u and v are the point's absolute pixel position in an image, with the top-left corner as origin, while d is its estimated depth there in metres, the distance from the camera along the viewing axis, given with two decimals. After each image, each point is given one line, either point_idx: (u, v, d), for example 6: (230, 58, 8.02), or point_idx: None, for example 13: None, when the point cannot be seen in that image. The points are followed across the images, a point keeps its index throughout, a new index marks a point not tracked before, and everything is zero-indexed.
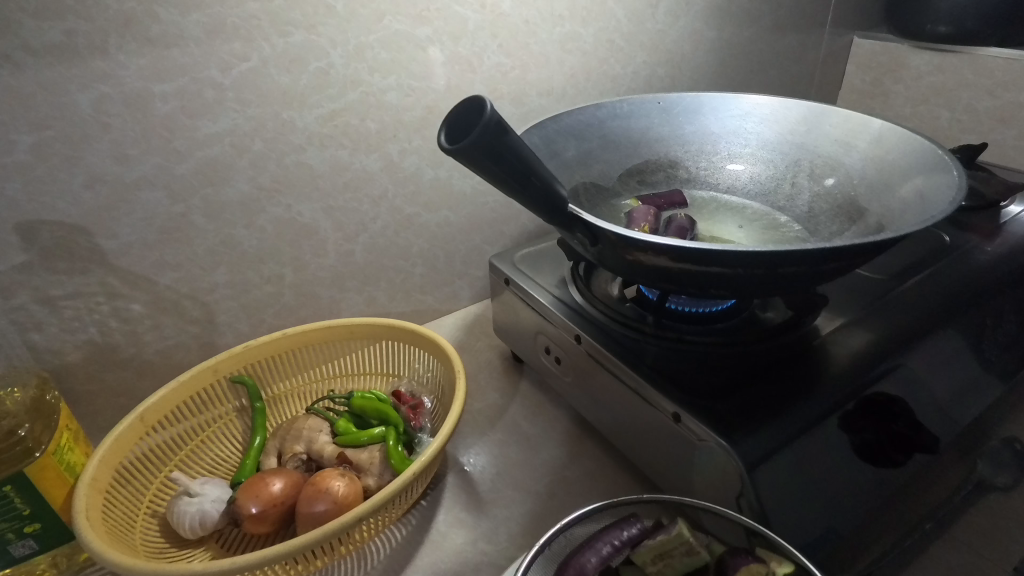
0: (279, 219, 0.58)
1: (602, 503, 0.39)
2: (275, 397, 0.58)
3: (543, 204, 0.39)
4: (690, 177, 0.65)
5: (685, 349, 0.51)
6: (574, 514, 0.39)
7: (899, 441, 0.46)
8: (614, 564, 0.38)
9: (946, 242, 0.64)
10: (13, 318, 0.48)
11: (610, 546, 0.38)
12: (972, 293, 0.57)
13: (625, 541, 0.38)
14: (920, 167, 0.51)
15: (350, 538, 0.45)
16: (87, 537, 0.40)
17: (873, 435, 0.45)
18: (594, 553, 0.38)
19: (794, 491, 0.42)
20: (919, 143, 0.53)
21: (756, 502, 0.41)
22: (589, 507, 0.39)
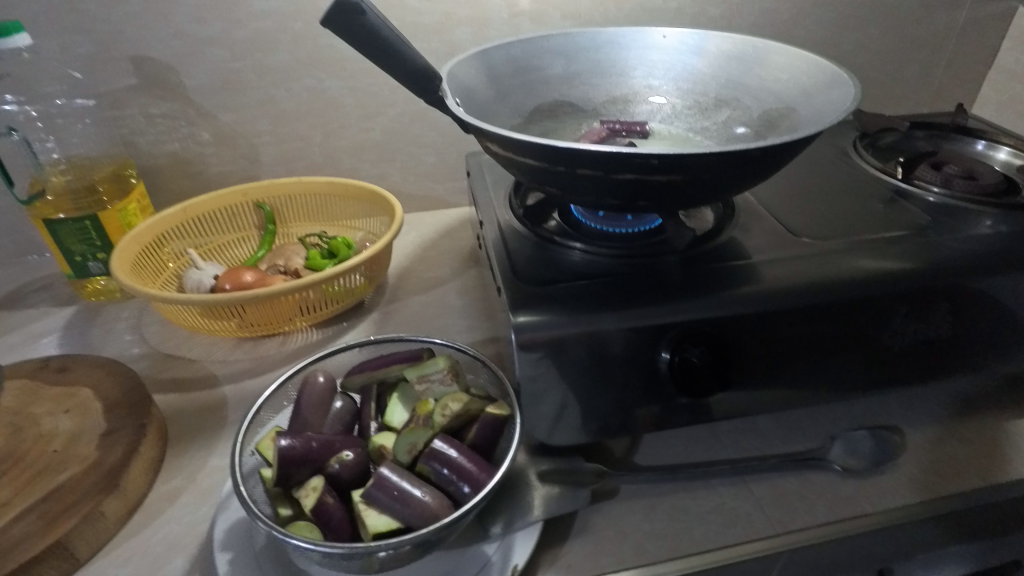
0: (311, 88, 0.73)
1: (406, 336, 0.52)
2: (286, 227, 0.76)
3: (407, 77, 0.48)
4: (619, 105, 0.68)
5: (553, 250, 0.55)
6: (388, 336, 0.52)
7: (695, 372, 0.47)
8: (393, 375, 0.49)
9: (929, 223, 0.56)
10: (125, 122, 0.71)
11: (394, 360, 0.49)
12: (903, 273, 0.51)
13: (405, 360, 0.49)
14: (835, 104, 0.50)
15: (268, 317, 0.61)
16: (114, 262, 0.61)
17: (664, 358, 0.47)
18: (381, 361, 0.50)
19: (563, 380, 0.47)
20: (829, 67, 0.54)
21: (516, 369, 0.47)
22: (401, 337, 0.52)
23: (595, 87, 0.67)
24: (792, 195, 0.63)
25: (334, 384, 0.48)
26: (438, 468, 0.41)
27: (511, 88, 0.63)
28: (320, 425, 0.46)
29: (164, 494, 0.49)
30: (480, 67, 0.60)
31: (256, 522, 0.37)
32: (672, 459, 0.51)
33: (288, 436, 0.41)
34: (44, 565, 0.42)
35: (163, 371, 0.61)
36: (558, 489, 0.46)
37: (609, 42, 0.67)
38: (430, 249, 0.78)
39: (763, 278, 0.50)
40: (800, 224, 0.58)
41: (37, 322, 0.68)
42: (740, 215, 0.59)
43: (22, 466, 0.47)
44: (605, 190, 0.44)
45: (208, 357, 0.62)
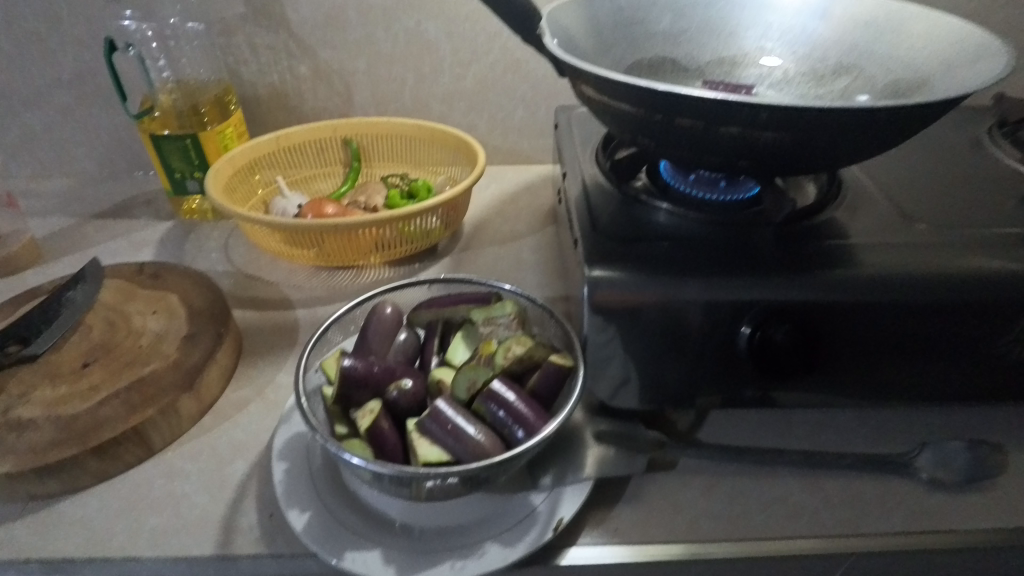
0: (409, 30, 0.73)
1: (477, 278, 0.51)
2: (370, 167, 0.77)
3: (508, 14, 0.47)
4: (723, 66, 0.63)
5: (638, 209, 0.52)
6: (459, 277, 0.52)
7: (775, 351, 0.44)
8: (460, 315, 0.49)
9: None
10: (233, 50, 0.73)
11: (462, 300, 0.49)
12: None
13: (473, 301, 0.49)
14: (983, 71, 0.44)
15: (344, 249, 0.62)
16: (209, 180, 0.63)
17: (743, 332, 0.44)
18: (449, 300, 0.50)
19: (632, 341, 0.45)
20: (973, 35, 0.49)
21: (584, 323, 0.45)
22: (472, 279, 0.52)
23: (701, 47, 0.63)
24: (909, 179, 0.57)
25: (401, 316, 0.49)
26: (495, 409, 0.40)
27: (612, 39, 0.60)
28: (384, 353, 0.46)
29: (233, 402, 0.51)
30: (583, 12, 0.57)
31: (314, 433, 0.38)
32: (738, 441, 0.48)
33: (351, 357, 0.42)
34: (123, 448, 0.45)
35: (243, 289, 0.63)
36: (613, 453, 0.44)
37: (724, 1, 0.63)
38: (509, 204, 0.77)
39: (866, 262, 0.46)
40: (916, 210, 0.52)
41: (138, 233, 0.73)
42: (847, 193, 0.54)
43: (113, 356, 0.50)
44: (703, 145, 0.41)
45: (286, 281, 0.64)
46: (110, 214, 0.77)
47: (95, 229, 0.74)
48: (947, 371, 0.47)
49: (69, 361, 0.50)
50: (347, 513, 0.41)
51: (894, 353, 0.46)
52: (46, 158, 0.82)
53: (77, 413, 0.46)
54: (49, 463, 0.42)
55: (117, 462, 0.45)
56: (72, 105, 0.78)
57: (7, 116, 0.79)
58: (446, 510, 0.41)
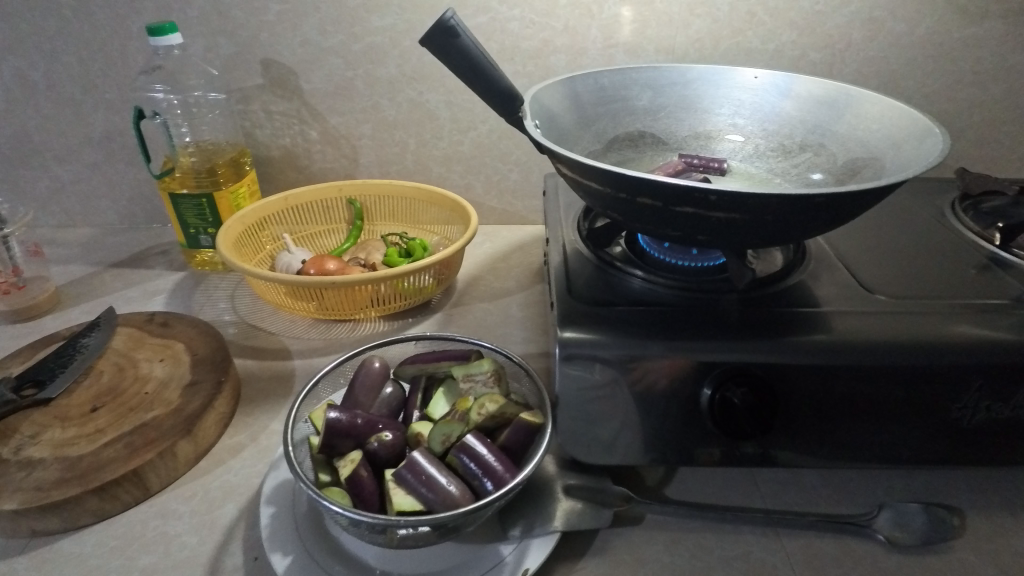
0: (412, 100, 0.79)
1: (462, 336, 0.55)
2: (372, 225, 0.82)
3: (493, 97, 0.51)
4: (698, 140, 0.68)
5: (612, 274, 0.56)
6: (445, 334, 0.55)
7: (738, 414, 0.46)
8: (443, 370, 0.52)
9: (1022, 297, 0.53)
10: (249, 116, 0.80)
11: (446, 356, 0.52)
12: (984, 346, 0.47)
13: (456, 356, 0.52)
14: (920, 158, 0.48)
15: (342, 304, 0.66)
16: (220, 236, 0.68)
17: (707, 394, 0.47)
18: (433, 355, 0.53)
19: (601, 400, 0.48)
20: (913, 114, 0.53)
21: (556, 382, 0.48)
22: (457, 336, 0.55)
23: (679, 121, 0.68)
24: (872, 249, 0.60)
25: (387, 370, 0.52)
26: (467, 462, 0.43)
27: (594, 115, 0.65)
28: (370, 405, 0.50)
29: (228, 446, 0.54)
30: (567, 91, 0.63)
31: (297, 480, 0.41)
32: (703, 498, 0.51)
33: (337, 409, 0.46)
34: (121, 489, 0.48)
35: (246, 339, 0.67)
36: (581, 506, 0.47)
37: (697, 80, 0.68)
38: (501, 261, 0.81)
39: (822, 330, 0.49)
40: (875, 279, 0.56)
41: (152, 281, 0.78)
42: (811, 262, 0.58)
43: (118, 402, 0.54)
44: (665, 221, 0.45)
45: (286, 332, 0.68)
46: (127, 263, 0.82)
47: (112, 277, 0.79)
48: (904, 437, 0.49)
49: (78, 406, 0.53)
50: (327, 558, 0.43)
51: (850, 417, 0.49)
52: (73, 209, 0.89)
53: (82, 454, 0.49)
54: (52, 502, 0.45)
55: (116, 502, 0.48)
56: (100, 161, 0.85)
57: (39, 170, 0.85)
58: (418, 558, 0.43)
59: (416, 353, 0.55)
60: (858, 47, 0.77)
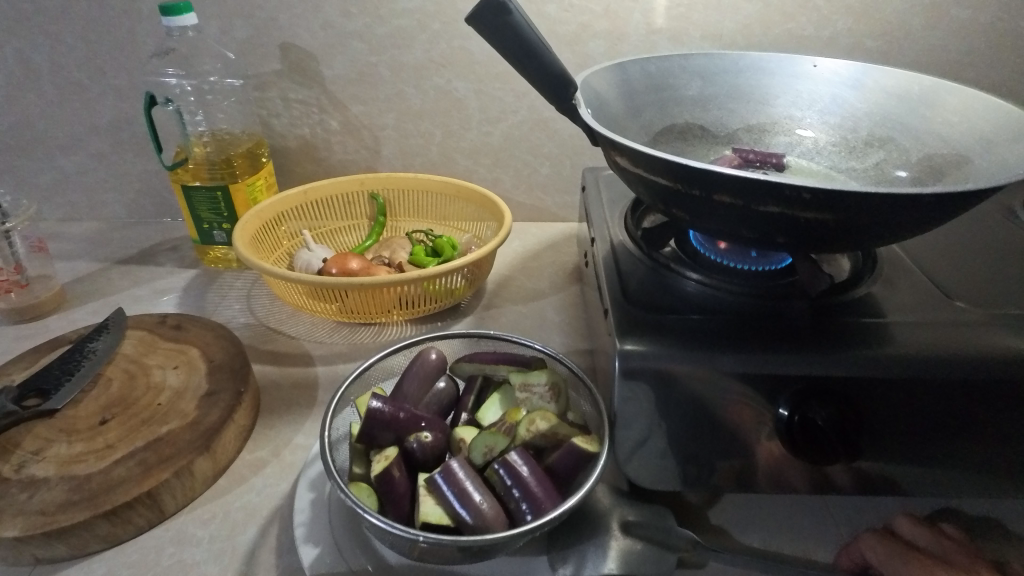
0: (439, 88, 0.75)
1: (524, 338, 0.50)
2: (395, 220, 0.78)
3: (544, 83, 0.46)
4: (754, 132, 0.63)
5: (667, 277, 0.51)
6: (509, 335, 0.50)
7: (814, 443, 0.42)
8: (499, 375, 0.47)
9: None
10: (266, 104, 0.75)
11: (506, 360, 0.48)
12: None
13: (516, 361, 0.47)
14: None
15: (367, 306, 0.62)
16: (236, 232, 0.64)
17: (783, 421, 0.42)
18: (493, 356, 0.48)
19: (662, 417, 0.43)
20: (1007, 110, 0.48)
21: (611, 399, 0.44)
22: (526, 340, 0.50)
23: (731, 111, 0.63)
24: (947, 251, 0.55)
25: (445, 363, 0.48)
26: (507, 479, 0.38)
27: (643, 103, 0.60)
28: (419, 399, 0.46)
29: (250, 463, 0.50)
30: (616, 76, 0.58)
31: (324, 467, 0.38)
32: (769, 537, 0.46)
33: (381, 398, 0.42)
34: (135, 511, 0.43)
35: (263, 343, 0.63)
36: (642, 549, 0.42)
37: (754, 68, 0.63)
38: (532, 261, 0.76)
39: (909, 342, 0.44)
40: (956, 285, 0.51)
41: (162, 280, 0.73)
42: (884, 267, 0.53)
43: (130, 413, 0.49)
44: (741, 220, 0.41)
45: (307, 335, 0.64)
46: (136, 260, 0.77)
47: (120, 275, 0.74)
48: (997, 464, 0.44)
49: (86, 417, 0.49)
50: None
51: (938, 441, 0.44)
52: (79, 202, 0.84)
53: (91, 474, 0.44)
54: (59, 527, 0.41)
55: (128, 526, 0.43)
56: (108, 151, 0.80)
57: (43, 160, 0.80)
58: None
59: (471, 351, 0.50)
60: (917, 34, 0.72)
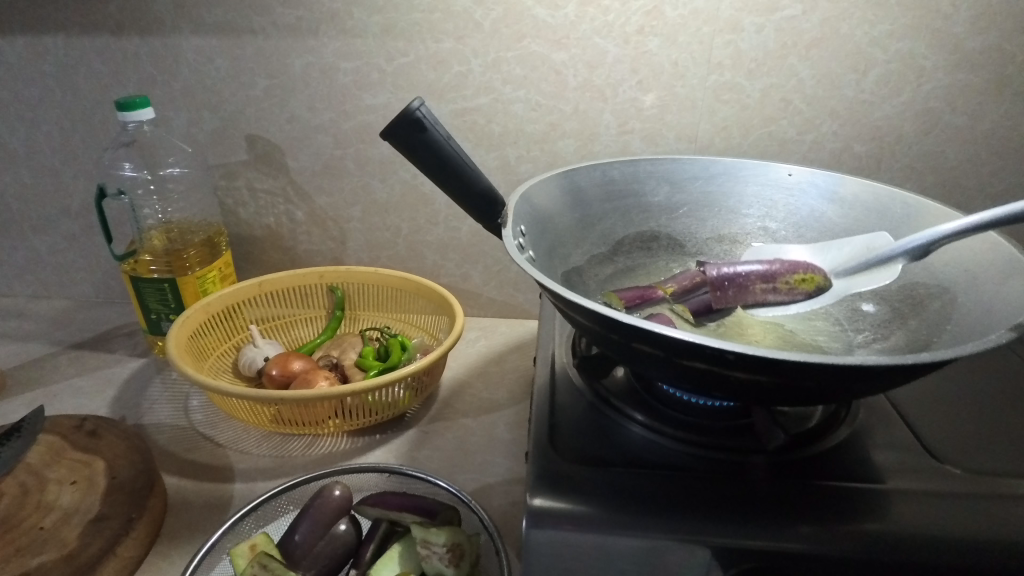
0: (406, 182, 0.72)
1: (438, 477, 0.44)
2: (355, 315, 0.74)
3: (468, 201, 0.43)
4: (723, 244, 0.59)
5: (606, 415, 0.46)
6: (424, 472, 0.45)
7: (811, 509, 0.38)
8: (405, 521, 0.41)
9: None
10: (232, 193, 0.74)
11: (412, 506, 0.42)
12: None
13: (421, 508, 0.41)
14: (1007, 299, 0.38)
15: (297, 417, 0.57)
16: (173, 328, 0.60)
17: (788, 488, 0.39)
18: (399, 499, 0.42)
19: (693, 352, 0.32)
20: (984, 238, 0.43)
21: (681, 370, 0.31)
22: (440, 480, 0.44)
23: (701, 221, 0.59)
24: (938, 391, 0.49)
25: (351, 502, 0.43)
26: None
27: (600, 213, 0.57)
28: (310, 547, 0.41)
29: None
30: (565, 186, 0.54)
31: None
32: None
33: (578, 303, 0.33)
34: None
35: (187, 452, 0.58)
36: None
37: (725, 175, 0.59)
38: (494, 365, 0.71)
39: (881, 516, 0.38)
40: (943, 443, 0.44)
41: (107, 369, 0.70)
42: (859, 412, 0.47)
43: (8, 537, 0.45)
44: (668, 370, 0.36)
45: (236, 444, 0.59)
46: (88, 345, 0.75)
47: (68, 362, 0.72)
48: None
49: None
50: None
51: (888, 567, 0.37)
52: (48, 279, 0.83)
53: None
54: None
55: None
56: (77, 234, 0.79)
57: (17, 240, 0.80)
58: None
59: (382, 490, 0.45)
60: (910, 139, 0.67)
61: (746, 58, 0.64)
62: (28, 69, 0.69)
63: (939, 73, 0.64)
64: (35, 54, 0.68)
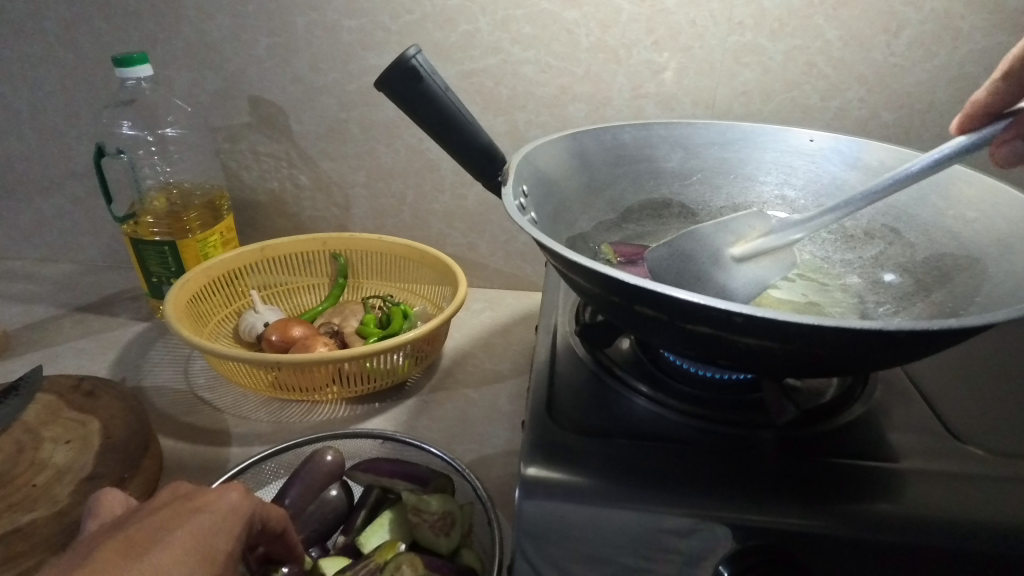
0: (411, 147, 0.70)
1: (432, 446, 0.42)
2: (358, 282, 0.73)
3: (467, 158, 0.41)
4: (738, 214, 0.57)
5: (607, 385, 0.44)
6: (418, 440, 0.43)
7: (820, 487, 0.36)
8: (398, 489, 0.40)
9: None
10: (235, 157, 0.73)
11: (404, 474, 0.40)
12: None
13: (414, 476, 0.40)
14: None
15: (294, 383, 0.56)
16: (172, 290, 0.59)
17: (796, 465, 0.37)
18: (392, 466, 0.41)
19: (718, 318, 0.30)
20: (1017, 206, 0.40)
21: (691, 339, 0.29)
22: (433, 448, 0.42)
23: (715, 189, 0.57)
24: (963, 369, 0.46)
25: (342, 468, 0.42)
26: None
27: (609, 177, 0.54)
28: (300, 514, 0.40)
29: None
30: (572, 149, 0.52)
31: None
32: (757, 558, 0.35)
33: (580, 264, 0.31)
34: None
35: (185, 415, 0.57)
36: None
37: (742, 140, 0.56)
38: (498, 337, 0.69)
39: (895, 496, 0.36)
40: (965, 423, 0.41)
41: (110, 332, 0.70)
42: (876, 388, 0.44)
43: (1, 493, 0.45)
44: (671, 336, 0.34)
45: (233, 408, 0.59)
46: (93, 308, 0.74)
47: (72, 324, 0.71)
48: None
49: None
50: None
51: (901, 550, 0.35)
52: (55, 242, 0.83)
53: None
54: None
55: None
56: (82, 196, 0.79)
57: (23, 202, 0.80)
58: None
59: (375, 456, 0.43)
60: (942, 107, 0.63)
61: (769, 17, 0.60)
62: (30, 26, 0.68)
63: (977, 36, 0.60)
64: (36, 9, 0.67)
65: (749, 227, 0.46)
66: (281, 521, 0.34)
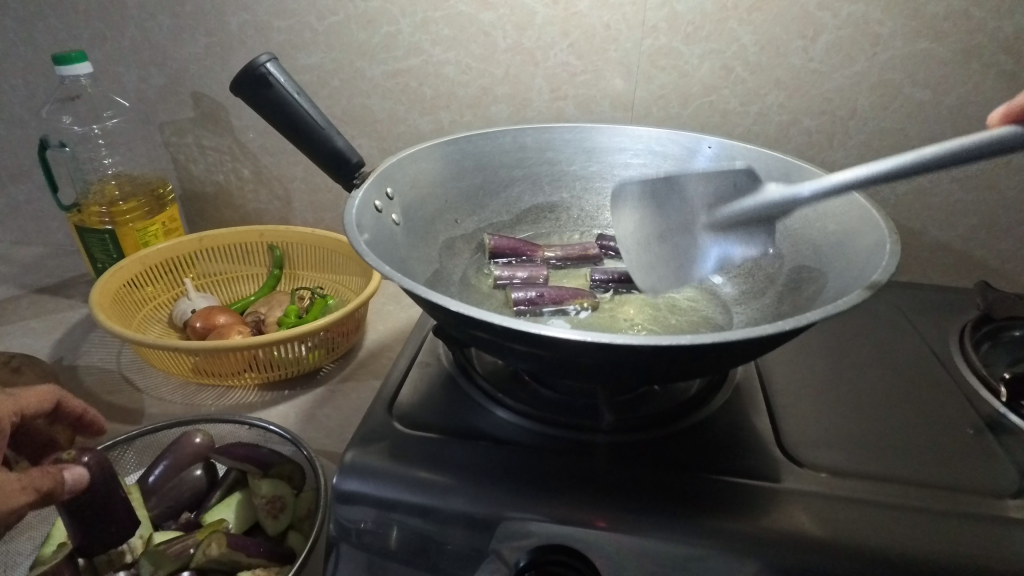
0: None
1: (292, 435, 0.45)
2: (294, 273, 0.76)
3: (321, 162, 0.42)
4: None
5: (459, 387, 0.46)
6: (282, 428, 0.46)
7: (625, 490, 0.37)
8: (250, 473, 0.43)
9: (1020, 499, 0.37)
10: (182, 149, 0.76)
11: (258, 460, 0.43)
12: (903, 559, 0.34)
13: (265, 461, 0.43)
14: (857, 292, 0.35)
15: (204, 369, 0.59)
16: (103, 277, 0.63)
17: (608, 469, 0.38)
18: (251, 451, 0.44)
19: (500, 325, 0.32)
20: (860, 224, 0.41)
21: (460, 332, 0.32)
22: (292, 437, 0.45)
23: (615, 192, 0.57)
24: (823, 391, 0.46)
25: (209, 450, 0.45)
26: None
27: (503, 180, 0.55)
28: (162, 489, 0.43)
29: None
30: (461, 152, 0.53)
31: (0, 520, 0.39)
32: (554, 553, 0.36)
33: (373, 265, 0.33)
34: None
35: (106, 394, 0.61)
36: None
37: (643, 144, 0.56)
38: None
39: (696, 502, 0.36)
40: (803, 440, 0.42)
41: (61, 313, 0.75)
42: (727, 398, 0.45)
43: None
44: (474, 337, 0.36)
45: (152, 390, 0.62)
46: (52, 290, 0.79)
47: (29, 304, 0.76)
48: None
49: None
50: None
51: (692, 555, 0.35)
52: (28, 226, 0.88)
53: None
54: None
55: None
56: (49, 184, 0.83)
57: None
58: None
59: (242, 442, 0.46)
60: (866, 115, 0.62)
61: (682, 21, 0.60)
62: None
63: (896, 42, 0.58)
64: None
65: (733, 186, 0.48)
66: (47, 398, 0.40)
